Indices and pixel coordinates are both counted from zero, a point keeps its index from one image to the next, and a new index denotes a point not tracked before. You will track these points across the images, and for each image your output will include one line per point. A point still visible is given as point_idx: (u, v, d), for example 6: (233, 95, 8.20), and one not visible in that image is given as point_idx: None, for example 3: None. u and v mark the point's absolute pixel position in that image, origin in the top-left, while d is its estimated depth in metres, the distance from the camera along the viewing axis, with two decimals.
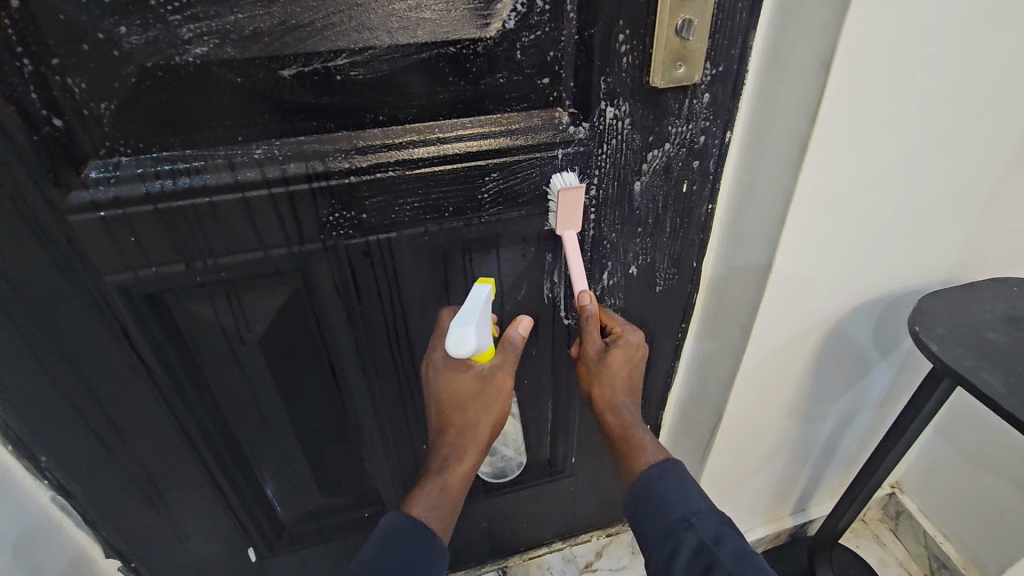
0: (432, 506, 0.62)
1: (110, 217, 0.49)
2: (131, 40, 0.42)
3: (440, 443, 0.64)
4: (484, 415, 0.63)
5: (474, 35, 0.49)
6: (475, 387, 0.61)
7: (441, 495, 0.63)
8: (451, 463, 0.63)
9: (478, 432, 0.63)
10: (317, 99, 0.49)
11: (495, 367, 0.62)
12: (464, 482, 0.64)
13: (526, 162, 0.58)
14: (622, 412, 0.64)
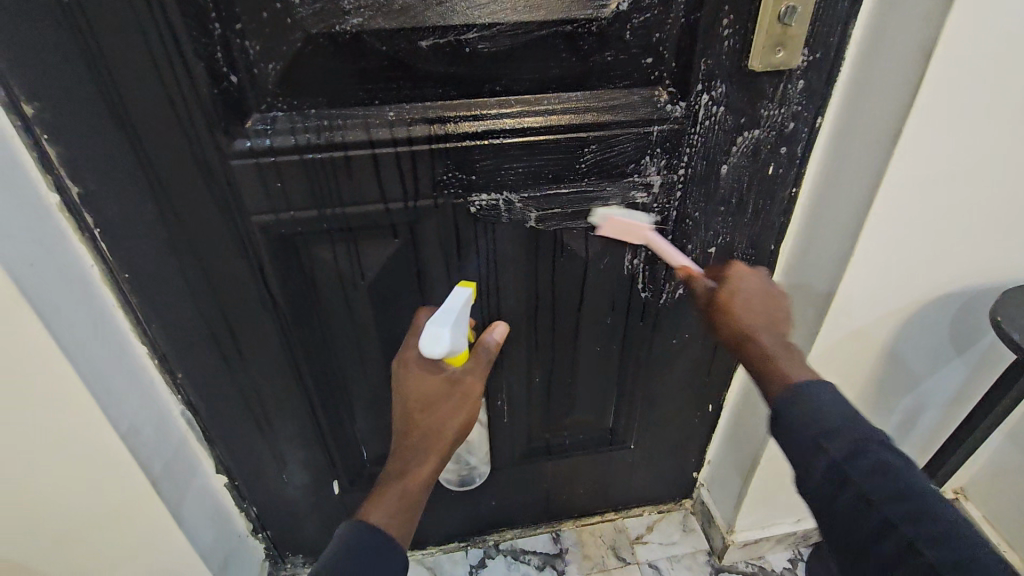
0: (391, 513, 0.58)
1: (264, 165, 0.57)
2: (303, 10, 0.49)
3: (406, 447, 0.64)
4: (447, 419, 0.64)
5: (590, 15, 0.54)
6: (442, 387, 0.65)
7: (399, 504, 0.59)
8: (412, 467, 0.62)
9: (439, 437, 0.64)
10: (446, 69, 0.55)
11: (465, 372, 0.66)
12: (424, 490, 0.61)
13: (623, 136, 0.63)
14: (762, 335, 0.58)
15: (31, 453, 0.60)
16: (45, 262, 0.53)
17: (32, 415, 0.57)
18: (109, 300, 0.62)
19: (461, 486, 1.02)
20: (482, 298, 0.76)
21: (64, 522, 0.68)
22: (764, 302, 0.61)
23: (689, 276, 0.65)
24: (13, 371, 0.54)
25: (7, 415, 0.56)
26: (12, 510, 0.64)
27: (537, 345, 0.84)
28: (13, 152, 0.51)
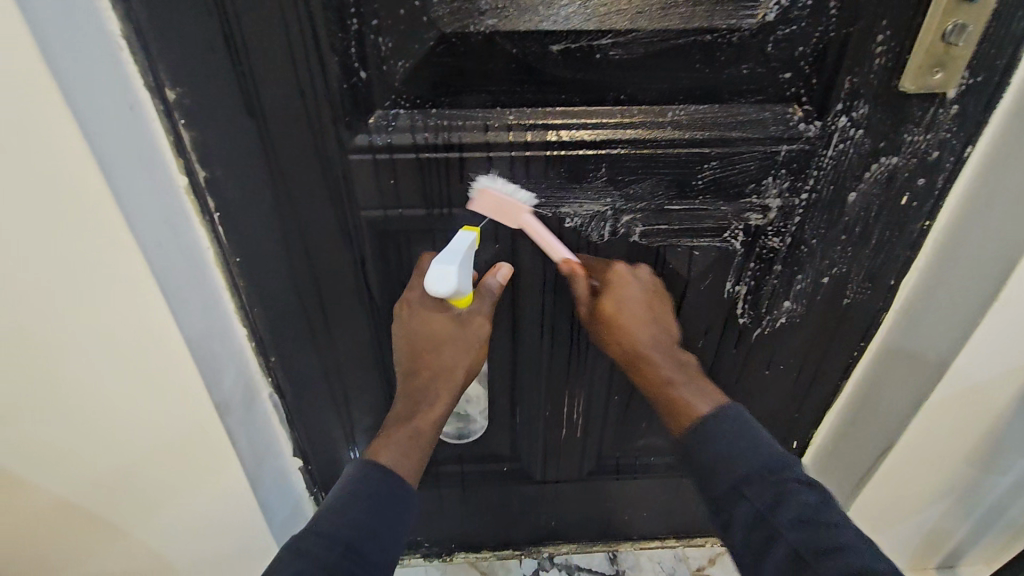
0: (403, 451, 0.58)
1: (381, 161, 0.57)
2: (439, 9, 0.49)
3: (415, 387, 0.64)
4: (458, 358, 0.64)
5: (733, 25, 0.51)
6: (451, 328, 0.63)
7: (412, 443, 0.60)
8: (423, 407, 0.62)
9: (448, 377, 0.63)
10: (572, 74, 0.53)
11: (473, 312, 0.63)
12: (436, 425, 0.62)
13: (747, 153, 0.59)
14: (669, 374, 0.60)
15: (134, 421, 0.62)
16: (171, 242, 0.55)
17: (141, 383, 0.59)
18: (218, 282, 0.64)
19: (524, 495, 0.99)
20: (572, 309, 0.74)
21: (155, 490, 0.70)
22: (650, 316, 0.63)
23: (573, 271, 0.62)
24: (130, 341, 0.56)
25: (118, 383, 0.59)
26: (109, 475, 0.67)
27: (621, 361, 0.81)
28: (152, 134, 0.52)
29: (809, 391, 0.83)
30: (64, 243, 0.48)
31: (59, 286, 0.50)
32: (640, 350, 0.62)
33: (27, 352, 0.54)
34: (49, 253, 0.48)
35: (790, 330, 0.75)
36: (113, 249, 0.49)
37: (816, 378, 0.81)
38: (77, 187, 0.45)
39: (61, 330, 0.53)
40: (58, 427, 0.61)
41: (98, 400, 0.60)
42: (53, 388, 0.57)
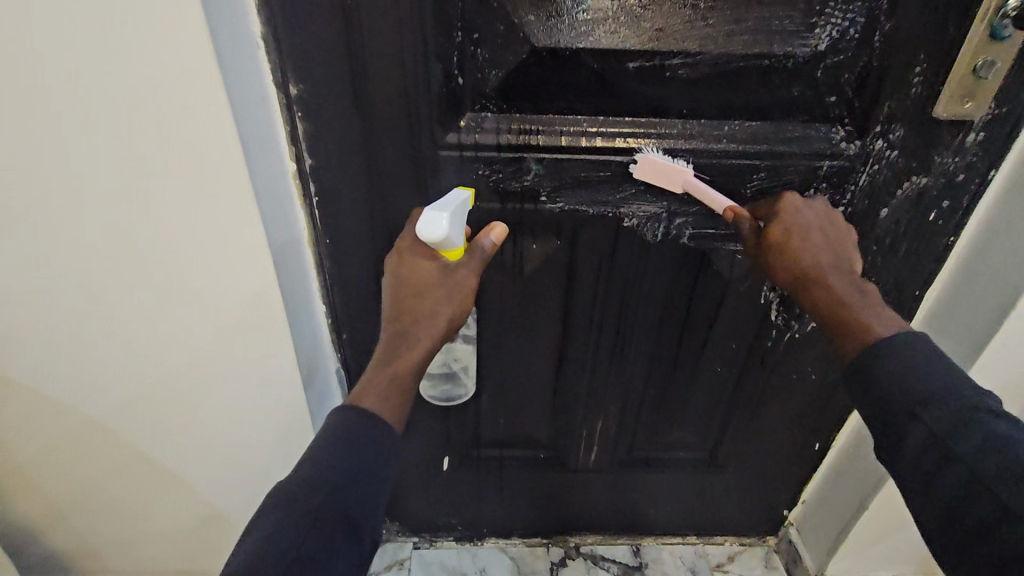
0: (383, 395, 0.57)
1: (466, 158, 0.64)
2: (534, 28, 0.56)
3: (399, 332, 0.62)
4: (442, 305, 0.62)
5: (788, 53, 0.58)
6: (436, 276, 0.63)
7: (390, 387, 0.58)
8: (405, 351, 0.61)
9: (433, 322, 0.62)
10: (643, 89, 0.60)
11: (460, 264, 0.63)
12: (413, 375, 0.60)
13: (792, 167, 0.66)
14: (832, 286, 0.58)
15: (223, 375, 0.69)
16: (276, 215, 0.62)
17: (235, 340, 0.67)
18: (307, 258, 0.71)
19: (556, 482, 1.05)
20: (620, 303, 0.80)
21: (229, 445, 0.77)
22: (822, 239, 0.61)
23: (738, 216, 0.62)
24: (233, 298, 0.63)
25: (216, 337, 0.66)
26: (193, 426, 0.74)
27: (659, 356, 0.87)
28: (273, 122, 0.60)
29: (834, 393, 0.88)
30: (195, 205, 0.56)
31: (184, 243, 0.58)
32: (811, 269, 0.59)
33: (147, 302, 0.62)
34: (182, 214, 0.56)
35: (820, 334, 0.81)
36: (235, 212, 0.57)
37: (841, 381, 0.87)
38: (216, 157, 0.53)
39: (178, 283, 0.61)
40: (158, 377, 0.69)
41: (197, 353, 0.67)
42: (161, 337, 0.65)
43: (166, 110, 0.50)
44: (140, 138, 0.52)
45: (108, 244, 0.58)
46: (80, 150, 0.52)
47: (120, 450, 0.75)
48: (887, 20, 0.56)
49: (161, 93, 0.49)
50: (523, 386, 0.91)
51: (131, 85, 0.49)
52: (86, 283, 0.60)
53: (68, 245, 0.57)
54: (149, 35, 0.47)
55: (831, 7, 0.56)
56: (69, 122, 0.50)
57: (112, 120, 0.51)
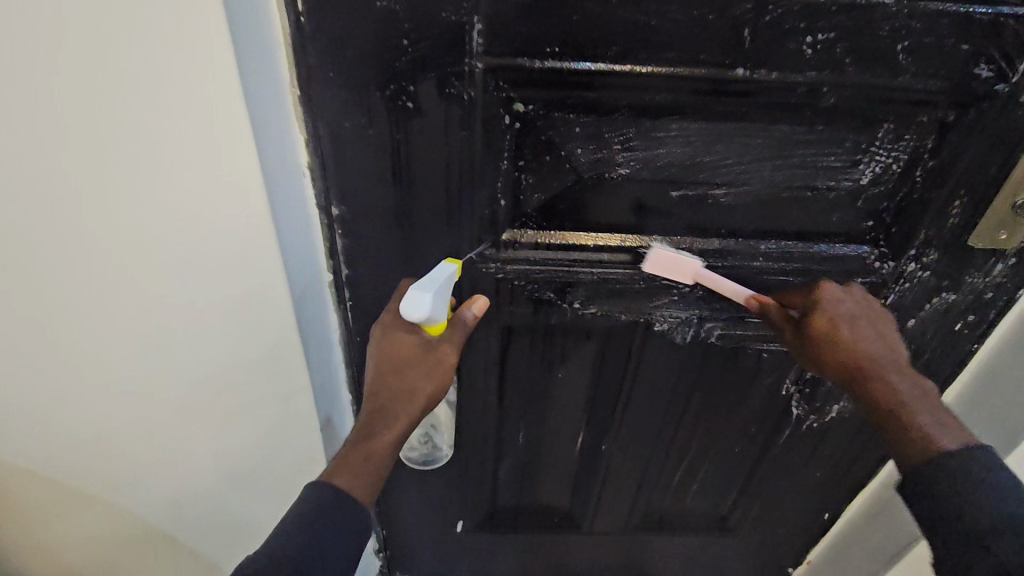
0: (356, 479, 0.53)
1: (504, 270, 0.64)
2: (582, 158, 0.56)
3: (372, 406, 0.58)
4: (420, 381, 0.58)
5: (831, 184, 0.58)
6: (416, 352, 0.58)
7: (364, 469, 0.54)
8: (379, 430, 0.57)
9: (411, 398, 0.58)
10: (685, 213, 0.61)
11: (443, 340, 0.59)
12: (387, 455, 0.57)
13: (826, 282, 0.66)
14: (896, 386, 0.55)
15: (254, 458, 0.72)
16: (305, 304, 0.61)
17: (269, 427, 0.69)
18: (335, 346, 0.72)
19: (571, 543, 1.06)
20: (646, 391, 0.81)
21: (254, 517, 0.79)
22: (870, 327, 0.58)
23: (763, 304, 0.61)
24: (271, 394, 0.65)
25: (251, 428, 0.68)
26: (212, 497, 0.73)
27: (680, 436, 0.88)
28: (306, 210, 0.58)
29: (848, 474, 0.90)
30: (240, 323, 0.57)
31: (226, 354, 0.60)
32: (865, 363, 0.56)
33: (183, 406, 0.63)
34: (226, 330, 0.58)
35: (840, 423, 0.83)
36: (278, 326, 0.59)
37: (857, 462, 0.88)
38: (265, 282, 0.55)
39: (216, 388, 0.62)
40: (189, 470, 0.69)
41: (231, 443, 0.69)
42: (196, 435, 0.66)
43: (219, 247, 0.51)
44: (189, 271, 0.52)
45: (148, 362, 0.58)
46: (126, 285, 0.51)
47: (141, 541, 0.74)
48: (931, 158, 0.57)
49: (216, 233, 0.50)
50: (544, 459, 0.91)
51: (185, 228, 0.49)
52: (122, 394, 0.60)
53: (104, 365, 0.57)
54: (207, 186, 0.47)
55: (876, 145, 0.56)
56: (116, 261, 0.50)
57: (161, 258, 0.50)
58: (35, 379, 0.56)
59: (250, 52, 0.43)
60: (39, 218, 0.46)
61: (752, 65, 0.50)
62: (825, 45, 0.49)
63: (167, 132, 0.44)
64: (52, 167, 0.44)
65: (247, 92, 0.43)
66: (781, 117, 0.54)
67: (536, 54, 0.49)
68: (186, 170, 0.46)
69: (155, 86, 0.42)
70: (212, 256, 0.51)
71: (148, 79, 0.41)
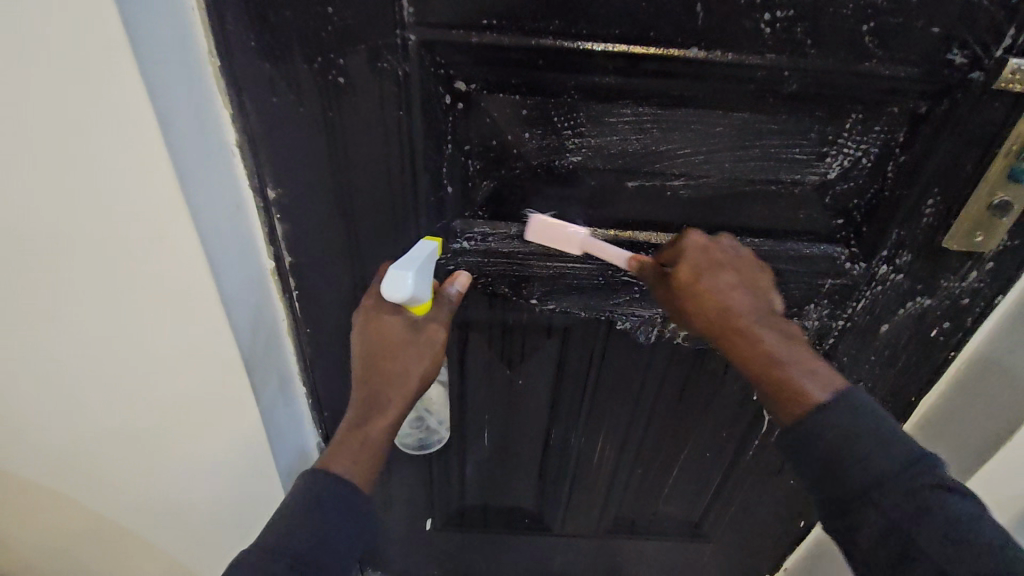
0: (353, 460, 0.52)
1: (453, 261, 0.61)
2: (530, 143, 0.53)
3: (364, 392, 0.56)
4: (413, 364, 0.56)
5: (797, 178, 0.55)
6: (403, 334, 0.55)
7: (362, 452, 0.53)
8: (372, 414, 0.55)
9: (405, 382, 0.55)
10: (643, 205, 0.57)
11: (429, 319, 0.56)
12: (385, 437, 0.55)
13: (795, 282, 0.63)
14: (763, 333, 0.50)
15: (197, 465, 0.68)
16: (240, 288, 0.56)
17: (207, 434, 0.65)
18: (284, 343, 0.68)
19: (540, 544, 1.04)
20: (611, 391, 0.78)
21: (203, 519, 0.75)
22: (738, 278, 0.53)
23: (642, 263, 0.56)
24: (206, 395, 0.61)
25: (188, 431, 0.64)
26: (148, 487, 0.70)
27: (649, 439, 0.85)
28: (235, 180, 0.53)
29: None
30: (164, 322, 0.53)
31: (154, 354, 0.56)
32: (737, 321, 0.51)
33: (113, 402, 0.59)
34: (148, 330, 0.53)
35: None
36: (207, 327, 0.54)
37: None
38: (186, 282, 0.50)
39: (147, 387, 0.59)
40: (127, 465, 0.66)
41: (169, 445, 0.65)
42: (130, 432, 0.63)
43: (130, 241, 0.46)
44: (100, 265, 0.48)
45: (70, 354, 0.54)
46: (32, 269, 0.48)
47: (91, 523, 0.73)
48: (902, 152, 0.53)
49: (125, 226, 0.46)
50: (509, 459, 0.88)
51: (86, 210, 0.44)
52: (48, 385, 0.57)
53: (24, 354, 0.54)
54: (108, 174, 0.42)
55: (844, 137, 0.53)
56: (20, 250, 0.46)
57: (69, 249, 0.46)
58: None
59: (146, 22, 0.38)
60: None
61: (707, 45, 0.46)
62: (785, 24, 0.45)
63: (53, 106, 0.39)
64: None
65: (142, 68, 0.39)
66: (740, 103, 0.50)
67: (474, 28, 0.46)
68: (82, 155, 0.41)
69: (37, 59, 0.37)
70: (123, 251, 0.47)
71: (29, 50, 0.37)
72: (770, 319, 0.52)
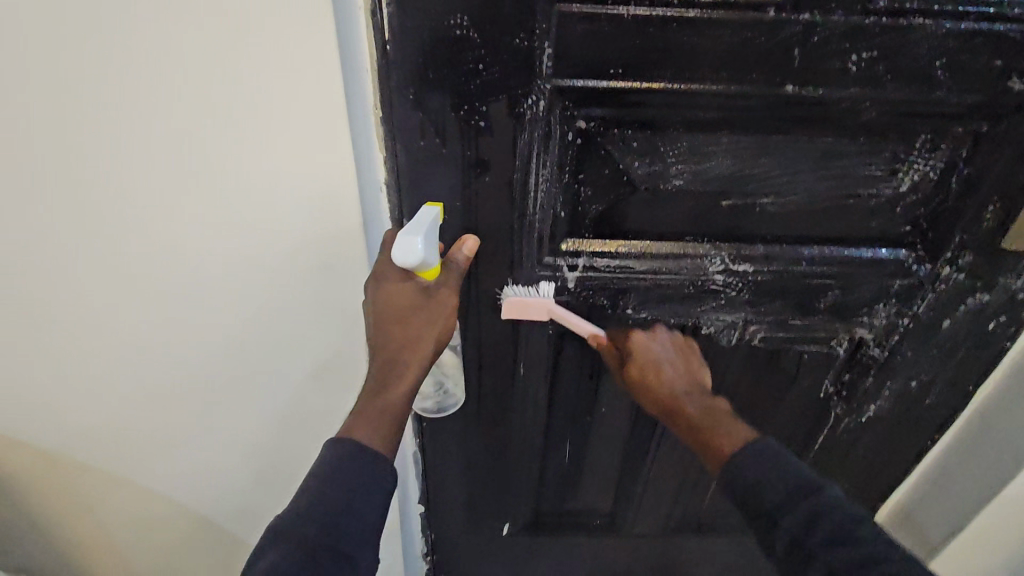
0: (376, 430, 0.54)
1: (559, 277, 0.68)
2: (638, 171, 0.60)
3: (382, 360, 0.57)
4: (424, 331, 0.58)
5: (871, 192, 0.62)
6: (416, 299, 0.58)
7: (383, 421, 0.55)
8: (390, 382, 0.57)
9: (415, 350, 0.58)
10: (733, 220, 0.64)
11: (439, 286, 0.59)
12: (404, 404, 0.57)
13: (867, 283, 0.70)
14: (686, 402, 0.67)
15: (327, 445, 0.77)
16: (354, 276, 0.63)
17: (313, 409, 0.73)
18: None
19: (610, 546, 1.08)
20: None
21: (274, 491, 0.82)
22: (683, 372, 0.70)
23: (600, 343, 0.70)
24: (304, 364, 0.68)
25: (323, 415, 0.74)
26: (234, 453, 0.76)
27: None
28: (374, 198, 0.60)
29: (884, 472, 0.92)
30: (292, 298, 0.61)
31: (306, 343, 0.66)
32: (667, 399, 0.68)
33: (264, 390, 0.69)
34: (307, 322, 0.64)
35: (877, 423, 0.85)
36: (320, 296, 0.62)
37: (895, 461, 0.90)
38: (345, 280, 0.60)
39: (283, 368, 0.68)
40: (267, 447, 0.76)
41: (277, 420, 0.73)
42: (274, 416, 0.73)
43: (307, 245, 0.57)
44: (268, 259, 0.58)
45: (225, 339, 0.64)
46: (184, 230, 0.55)
47: (224, 507, 0.82)
48: (965, 165, 0.61)
49: (306, 232, 0.56)
50: (588, 461, 0.94)
51: (244, 178, 0.52)
52: (176, 353, 0.65)
53: (200, 349, 0.64)
54: (300, 191, 0.53)
55: (913, 155, 0.60)
56: (219, 257, 0.57)
57: (258, 255, 0.57)
58: (116, 335, 0.62)
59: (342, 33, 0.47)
60: (160, 220, 0.54)
61: (800, 83, 0.54)
62: (868, 62, 0.53)
63: (247, 90, 0.47)
64: (172, 178, 0.51)
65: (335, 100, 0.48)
66: (824, 130, 0.58)
67: (600, 76, 0.53)
68: (284, 177, 0.52)
69: (256, 95, 0.47)
70: (300, 253, 0.58)
71: (255, 102, 0.48)
72: (689, 393, 0.68)
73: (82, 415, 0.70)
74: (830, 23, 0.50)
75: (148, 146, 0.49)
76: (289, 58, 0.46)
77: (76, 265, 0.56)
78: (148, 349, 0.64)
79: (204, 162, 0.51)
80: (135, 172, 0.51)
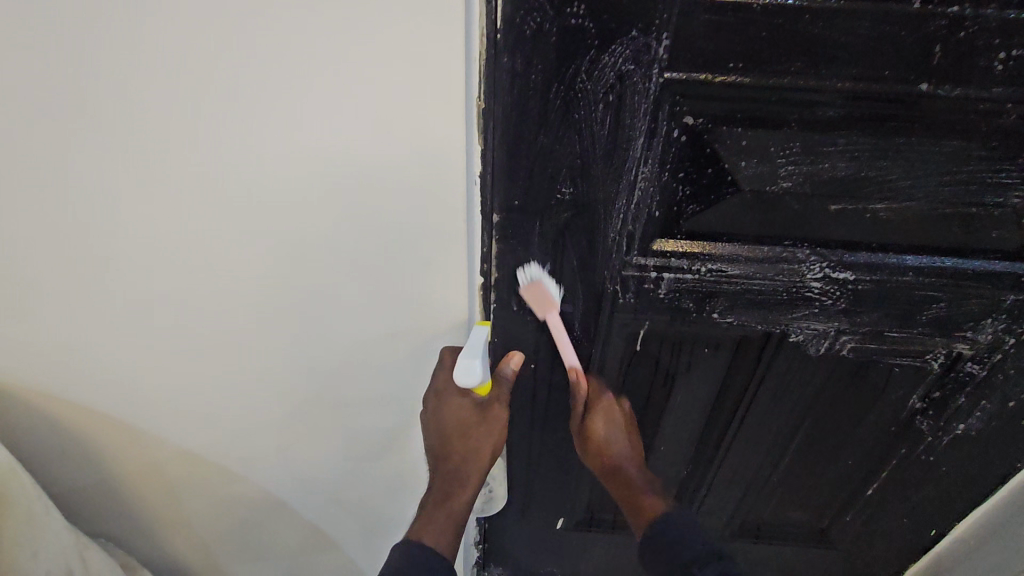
0: (443, 533, 0.70)
1: (646, 277, 0.65)
2: (744, 171, 0.57)
3: (447, 469, 0.72)
4: (482, 444, 0.72)
5: (996, 200, 0.58)
6: (475, 416, 0.71)
7: (448, 523, 0.70)
8: (454, 492, 0.72)
9: (478, 459, 0.73)
10: (840, 226, 0.60)
11: (492, 401, 0.72)
12: (463, 508, 0.72)
13: (976, 298, 0.65)
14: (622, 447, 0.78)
15: (390, 424, 0.79)
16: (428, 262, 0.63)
17: (373, 385, 0.74)
18: None
19: None
20: (765, 399, 0.80)
21: (327, 459, 0.84)
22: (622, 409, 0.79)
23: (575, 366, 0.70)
24: (367, 340, 0.68)
25: (387, 393, 0.75)
26: (296, 420, 0.78)
27: (794, 445, 0.86)
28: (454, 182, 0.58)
29: (966, 493, 0.86)
30: (364, 273, 0.61)
31: (373, 321, 0.66)
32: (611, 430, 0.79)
33: (336, 365, 0.71)
34: (384, 304, 0.65)
35: (966, 442, 0.80)
36: (390, 274, 0.62)
37: (979, 483, 0.84)
38: (425, 265, 0.61)
39: (347, 341, 0.69)
40: (333, 422, 0.78)
41: (337, 391, 0.74)
42: (335, 388, 0.74)
43: (391, 229, 0.58)
44: (342, 233, 0.58)
45: (292, 307, 0.65)
46: (264, 198, 0.55)
47: (292, 475, 0.85)
48: None
49: (385, 214, 0.57)
50: (650, 461, 0.92)
51: (331, 149, 0.52)
52: (247, 318, 0.66)
53: (280, 326, 0.67)
54: (391, 179, 0.54)
55: None
56: (304, 237, 0.58)
57: (343, 237, 0.58)
58: (195, 298, 0.64)
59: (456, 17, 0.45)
60: (254, 204, 0.56)
61: (936, 82, 0.50)
62: (1017, 61, 0.48)
63: (345, 65, 0.46)
64: (269, 164, 0.52)
65: (434, 78, 0.47)
66: (954, 134, 0.53)
67: (717, 70, 0.50)
68: (377, 167, 0.53)
69: (352, 68, 0.46)
70: (384, 239, 0.59)
71: (350, 76, 0.47)
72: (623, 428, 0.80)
73: (164, 386, 0.73)
74: (980, 18, 0.46)
75: (239, 124, 0.50)
76: (389, 49, 0.45)
77: (163, 238, 0.58)
78: (230, 322, 0.66)
79: (292, 132, 0.50)
80: (221, 142, 0.51)
